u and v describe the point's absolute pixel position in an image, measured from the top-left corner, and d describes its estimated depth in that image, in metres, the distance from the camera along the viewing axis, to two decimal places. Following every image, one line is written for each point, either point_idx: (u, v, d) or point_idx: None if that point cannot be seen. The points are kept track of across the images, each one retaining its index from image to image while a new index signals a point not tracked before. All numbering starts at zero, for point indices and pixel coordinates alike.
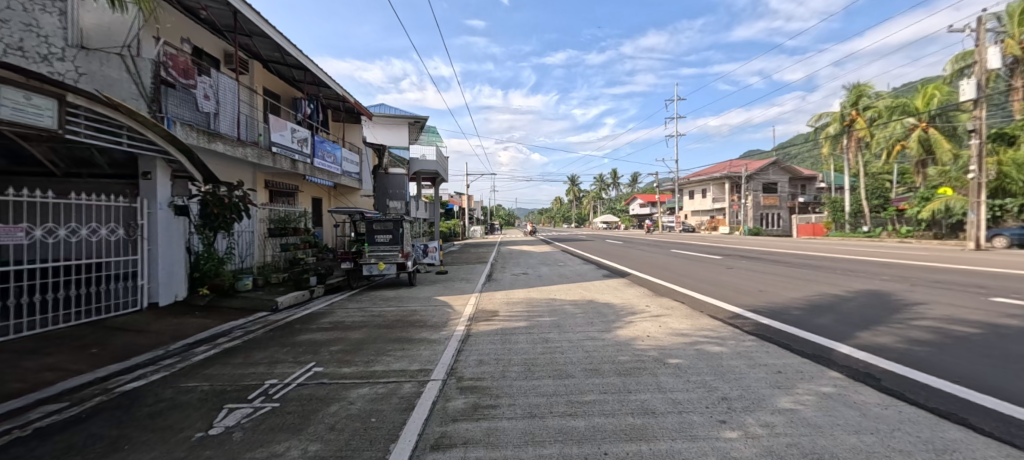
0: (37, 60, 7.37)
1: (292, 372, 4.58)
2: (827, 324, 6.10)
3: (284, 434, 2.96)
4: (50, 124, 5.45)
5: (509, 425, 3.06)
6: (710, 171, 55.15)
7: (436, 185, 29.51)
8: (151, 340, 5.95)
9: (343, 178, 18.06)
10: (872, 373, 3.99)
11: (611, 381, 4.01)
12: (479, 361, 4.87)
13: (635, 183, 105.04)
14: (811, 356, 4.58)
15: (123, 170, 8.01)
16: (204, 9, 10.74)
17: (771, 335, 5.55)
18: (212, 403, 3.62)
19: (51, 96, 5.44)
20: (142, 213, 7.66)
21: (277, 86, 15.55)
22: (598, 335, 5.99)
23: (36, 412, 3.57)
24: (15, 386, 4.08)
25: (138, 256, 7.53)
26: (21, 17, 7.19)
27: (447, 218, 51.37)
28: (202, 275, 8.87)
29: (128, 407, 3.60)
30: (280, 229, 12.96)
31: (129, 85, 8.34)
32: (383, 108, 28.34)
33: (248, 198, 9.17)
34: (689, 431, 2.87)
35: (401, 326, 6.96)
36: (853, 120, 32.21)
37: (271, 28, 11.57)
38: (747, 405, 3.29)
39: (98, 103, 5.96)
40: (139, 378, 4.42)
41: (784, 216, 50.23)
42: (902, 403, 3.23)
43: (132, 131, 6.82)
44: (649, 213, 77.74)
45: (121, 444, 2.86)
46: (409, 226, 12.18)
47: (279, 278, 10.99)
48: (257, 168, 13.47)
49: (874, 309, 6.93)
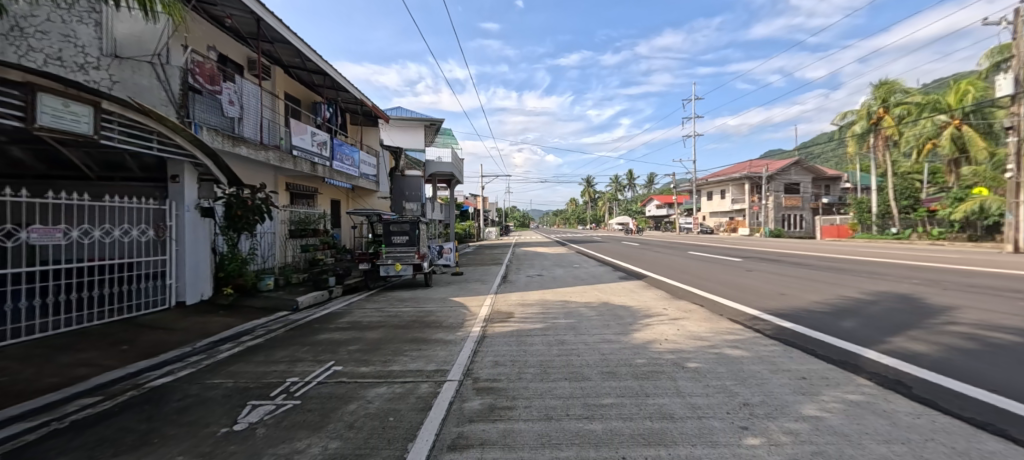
0: (74, 70, 7.65)
1: (312, 370, 4.68)
2: (853, 329, 5.92)
3: (304, 432, 3.02)
4: (87, 130, 5.74)
5: (526, 427, 3.07)
6: (729, 172, 54.18)
7: (451, 187, 29.82)
8: (177, 337, 6.14)
9: (361, 180, 18.36)
10: (902, 380, 3.86)
11: (628, 384, 3.99)
12: (495, 362, 4.90)
13: (650, 185, 103.55)
14: (837, 362, 4.46)
15: (152, 174, 8.27)
16: (229, 17, 11.15)
17: (796, 340, 5.43)
18: (236, 399, 3.73)
19: (87, 103, 5.74)
20: (170, 215, 7.90)
21: (297, 90, 15.93)
22: (615, 337, 5.96)
23: (72, 405, 3.73)
24: (52, 380, 4.26)
25: (166, 257, 7.77)
26: (59, 28, 7.49)
27: (464, 220, 51.68)
28: (227, 275, 9.08)
29: (156, 402, 3.72)
30: (300, 230, 13.21)
31: (159, 91, 8.54)
32: (399, 111, 28.76)
33: (271, 201, 9.41)
34: (709, 437, 2.83)
35: (417, 327, 7.03)
36: (881, 117, 31.17)
37: (293, 35, 11.90)
38: (769, 412, 3.23)
39: (131, 109, 6.22)
40: (167, 374, 4.59)
41: (806, 218, 49.13)
42: (935, 412, 3.13)
43: (162, 136, 7.04)
44: (666, 215, 76.78)
45: (151, 438, 2.97)
46: (424, 226, 12.21)
47: (299, 279, 11.28)
48: (279, 171, 13.78)
49: (903, 313, 6.71)
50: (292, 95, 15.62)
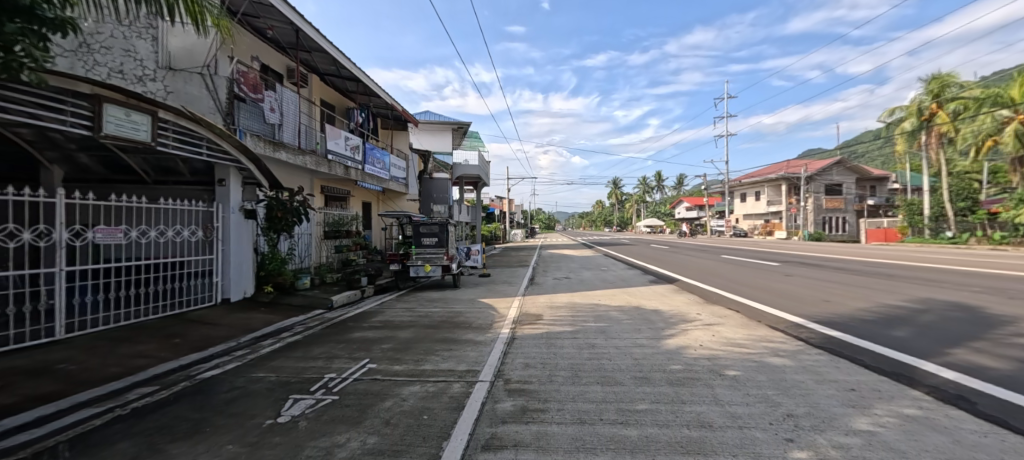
0: (134, 82, 8.09)
1: (348, 367, 4.81)
2: (906, 339, 5.56)
3: (343, 426, 3.10)
4: (145, 137, 6.12)
5: (560, 430, 3.05)
6: (765, 172, 52.28)
7: (479, 189, 30.07)
8: (223, 332, 6.45)
9: (391, 183, 18.79)
10: (964, 395, 3.61)
11: (663, 390, 3.89)
12: (526, 364, 4.88)
13: (681, 186, 101.19)
14: (890, 374, 4.21)
15: (201, 177, 8.73)
16: (270, 29, 11.65)
17: (843, 349, 5.15)
18: (279, 392, 3.89)
19: (145, 112, 6.13)
20: (217, 216, 8.31)
21: (332, 97, 16.49)
22: (647, 342, 5.83)
23: (133, 393, 3.98)
24: (113, 370, 4.55)
25: (214, 256, 8.19)
26: (121, 44, 7.92)
27: (490, 222, 51.99)
28: (267, 274, 9.50)
29: (206, 393, 3.92)
30: (335, 231, 13.62)
31: (208, 101, 9.14)
32: (428, 115, 29.28)
33: (308, 203, 9.78)
34: (752, 447, 2.73)
35: (447, 327, 7.10)
36: (934, 113, 29.36)
37: (329, 44, 12.34)
38: (817, 424, 3.08)
39: (184, 116, 6.60)
40: (215, 367, 4.81)
41: (850, 220, 46.74)
42: (1004, 431, 2.91)
43: (211, 143, 7.42)
44: (697, 218, 74.75)
45: (202, 427, 3.12)
46: (454, 228, 12.36)
47: (333, 278, 11.62)
48: (315, 174, 14.28)
49: (963, 324, 6.26)
50: (328, 101, 16.17)
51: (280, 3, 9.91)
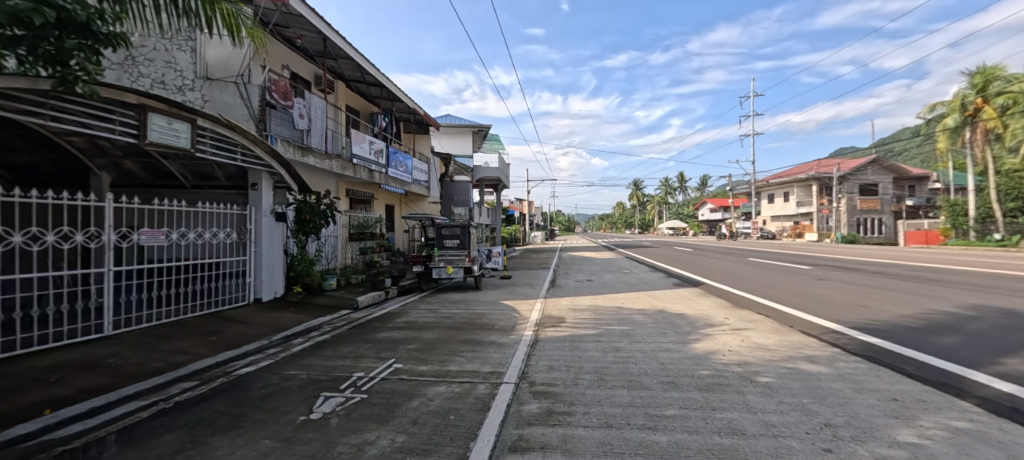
0: (174, 90, 8.85)
1: (375, 366, 4.90)
2: (954, 347, 5.26)
3: (372, 424, 3.16)
4: (185, 144, 6.40)
5: (586, 434, 3.02)
6: (794, 172, 50.62)
7: (499, 191, 30.19)
8: (256, 331, 6.68)
9: (414, 186, 19.06)
10: (1020, 408, 3.40)
11: (692, 396, 3.81)
12: (550, 367, 4.86)
13: (705, 187, 99.05)
14: (936, 383, 4.00)
15: (236, 182, 9.05)
16: (299, 38, 12.05)
17: (883, 357, 4.93)
18: (310, 390, 3.99)
19: (185, 120, 6.41)
20: (251, 219, 8.58)
21: (357, 102, 16.85)
22: (673, 346, 5.72)
23: (176, 387, 4.17)
24: (155, 365, 4.76)
25: (247, 257, 8.48)
26: (164, 57, 8.79)
27: (510, 224, 52.06)
28: (296, 275, 9.78)
29: (242, 389, 4.06)
30: (359, 233, 13.90)
31: (242, 108, 9.34)
32: (450, 118, 29.58)
33: (335, 206, 10.02)
34: (787, 456, 2.65)
35: (470, 329, 7.14)
36: (980, 108, 27.74)
37: (355, 51, 12.63)
38: (856, 434, 2.96)
39: (220, 124, 6.87)
40: (250, 365, 4.97)
41: (887, 222, 44.72)
42: None
43: (245, 149, 7.70)
44: (722, 219, 72.96)
45: (240, 421, 3.23)
46: (475, 230, 12.43)
47: (358, 279, 11.85)
48: (340, 177, 14.62)
49: (1015, 332, 5.89)
50: (353, 107, 16.54)
51: (308, 12, 10.18)
